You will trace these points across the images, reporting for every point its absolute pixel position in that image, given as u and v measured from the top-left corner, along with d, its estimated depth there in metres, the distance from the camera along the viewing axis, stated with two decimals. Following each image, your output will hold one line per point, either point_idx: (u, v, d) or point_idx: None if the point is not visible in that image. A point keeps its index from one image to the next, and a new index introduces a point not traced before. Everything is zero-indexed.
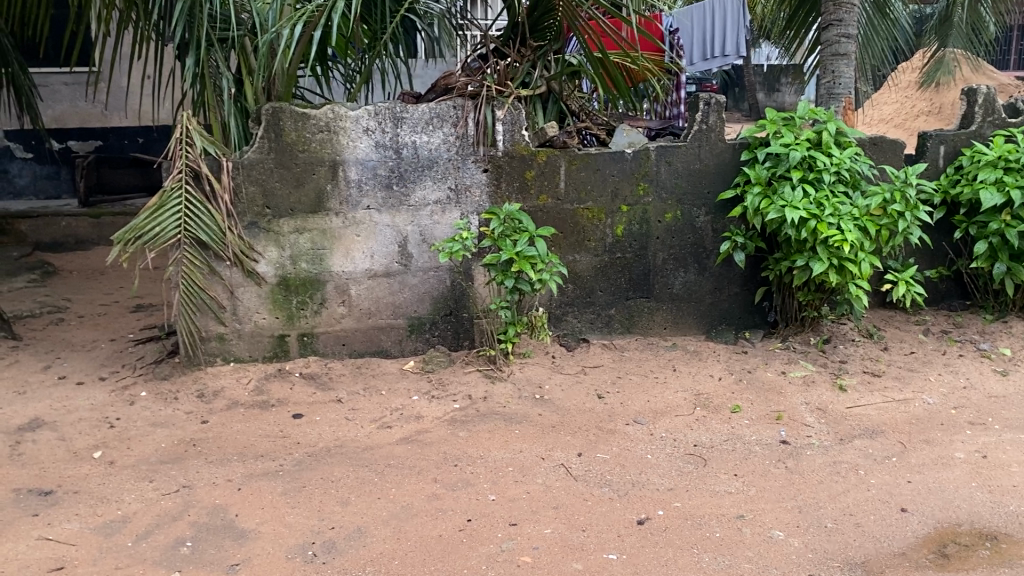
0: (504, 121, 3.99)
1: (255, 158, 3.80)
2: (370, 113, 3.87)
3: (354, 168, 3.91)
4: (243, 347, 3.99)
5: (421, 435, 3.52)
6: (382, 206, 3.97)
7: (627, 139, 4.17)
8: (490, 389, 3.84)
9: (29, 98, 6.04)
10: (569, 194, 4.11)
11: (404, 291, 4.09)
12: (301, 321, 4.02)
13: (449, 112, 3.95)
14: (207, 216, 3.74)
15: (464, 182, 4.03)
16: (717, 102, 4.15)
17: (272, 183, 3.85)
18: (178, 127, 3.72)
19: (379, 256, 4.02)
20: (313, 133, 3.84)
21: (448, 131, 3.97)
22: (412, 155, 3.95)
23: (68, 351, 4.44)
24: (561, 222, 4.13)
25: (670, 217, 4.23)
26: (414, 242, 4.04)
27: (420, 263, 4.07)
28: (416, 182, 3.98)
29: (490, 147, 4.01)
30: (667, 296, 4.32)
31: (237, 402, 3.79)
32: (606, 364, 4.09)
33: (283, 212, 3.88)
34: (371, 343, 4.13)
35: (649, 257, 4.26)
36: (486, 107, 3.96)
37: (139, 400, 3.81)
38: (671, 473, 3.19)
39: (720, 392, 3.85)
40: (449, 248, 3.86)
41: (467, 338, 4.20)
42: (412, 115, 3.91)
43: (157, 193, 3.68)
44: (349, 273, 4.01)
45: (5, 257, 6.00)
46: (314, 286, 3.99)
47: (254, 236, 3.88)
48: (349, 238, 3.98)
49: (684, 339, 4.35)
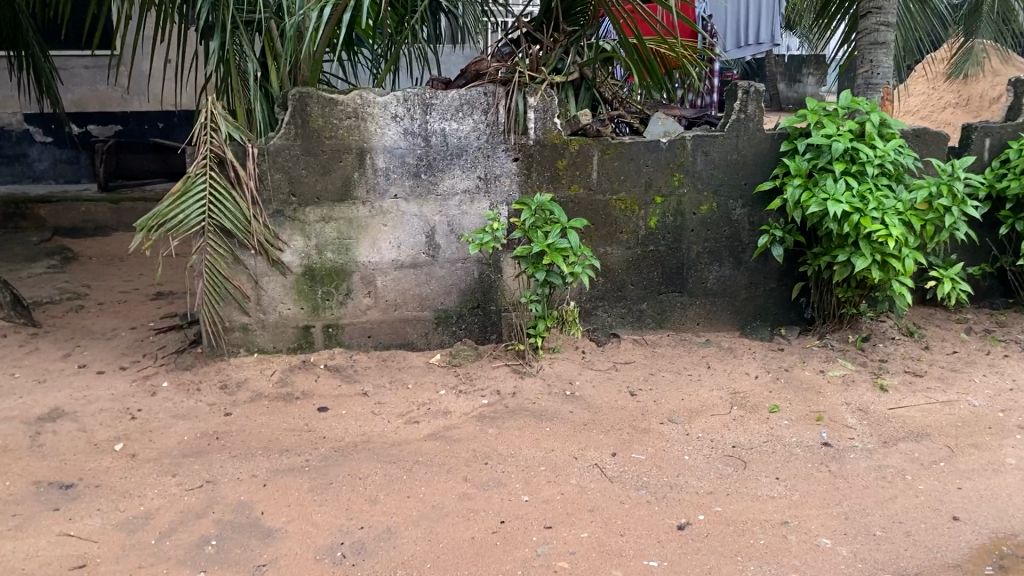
0: (536, 109, 3.86)
1: (281, 145, 3.70)
2: (399, 99, 3.76)
3: (382, 155, 3.80)
4: (266, 338, 3.91)
5: (449, 431, 3.42)
6: (409, 195, 3.86)
7: (661, 129, 4.07)
8: (520, 383, 3.73)
9: (48, 81, 5.96)
10: (603, 185, 3.99)
11: (431, 283, 3.98)
12: (326, 312, 3.92)
13: (479, 98, 3.82)
14: (232, 204, 3.64)
15: (494, 171, 3.91)
16: (756, 91, 4.01)
17: (298, 171, 3.75)
18: (203, 112, 3.61)
19: (406, 246, 3.92)
20: (340, 118, 3.73)
21: (478, 118, 3.84)
22: (441, 142, 3.84)
23: (89, 339, 4.36)
24: (593, 213, 4.02)
25: (705, 209, 4.10)
26: (442, 232, 3.93)
27: (448, 254, 3.96)
28: (444, 170, 3.87)
29: (521, 135, 3.88)
30: (701, 290, 4.20)
31: (261, 394, 3.70)
32: (638, 360, 3.98)
33: (309, 201, 3.78)
34: (397, 336, 4.03)
35: (683, 250, 4.14)
36: (518, 94, 3.83)
37: (160, 391, 3.72)
38: (709, 475, 3.09)
39: (756, 392, 3.74)
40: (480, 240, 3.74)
41: (495, 331, 4.08)
42: (441, 101, 3.79)
43: (181, 179, 3.59)
44: (375, 264, 3.91)
45: (25, 243, 5.95)
46: (340, 276, 3.89)
47: (279, 225, 3.79)
48: (376, 227, 3.87)
49: (718, 335, 4.23)
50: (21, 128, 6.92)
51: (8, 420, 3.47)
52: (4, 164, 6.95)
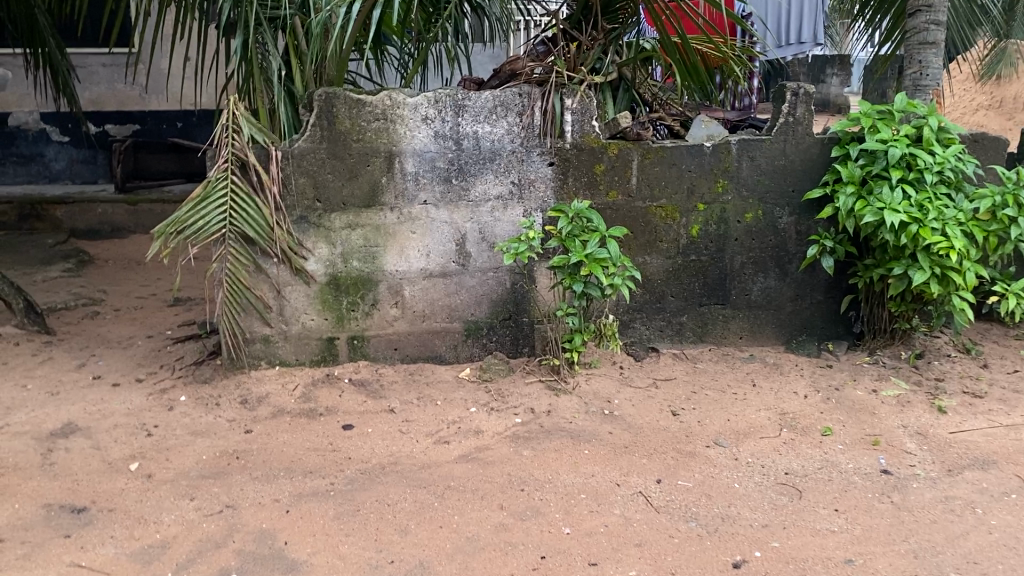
0: (572, 111, 3.66)
1: (306, 148, 3.52)
2: (429, 100, 3.57)
3: (412, 159, 3.61)
4: (289, 350, 3.72)
5: (482, 453, 3.22)
6: (440, 201, 3.67)
7: (704, 132, 3.82)
8: (555, 401, 3.53)
9: (65, 78, 5.80)
10: (643, 191, 3.79)
11: (461, 294, 3.78)
12: (352, 323, 3.73)
13: (513, 99, 3.63)
14: (254, 210, 3.47)
15: (528, 176, 3.70)
16: (805, 93, 3.79)
17: (323, 175, 3.56)
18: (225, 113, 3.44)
19: (435, 255, 3.72)
20: (368, 120, 3.54)
21: (513, 120, 3.64)
22: (473, 146, 3.64)
23: (104, 348, 4.20)
24: (632, 221, 3.81)
25: (750, 217, 3.89)
26: (474, 240, 3.73)
27: (479, 264, 3.76)
28: (476, 175, 3.67)
29: (557, 138, 3.68)
30: (744, 302, 3.99)
31: (283, 410, 3.52)
32: (679, 377, 3.77)
33: (335, 206, 3.60)
34: (425, 348, 3.83)
35: (727, 260, 3.92)
36: (554, 95, 3.63)
37: (178, 406, 3.55)
38: (763, 506, 2.88)
39: (806, 413, 3.53)
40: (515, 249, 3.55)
41: (527, 345, 3.86)
42: (474, 103, 3.60)
43: (201, 183, 3.42)
44: (402, 273, 3.71)
45: (40, 245, 5.82)
46: (366, 286, 3.70)
47: (304, 232, 3.60)
48: (404, 235, 3.68)
49: (762, 351, 4.03)
50: (38, 127, 6.78)
51: (19, 436, 3.30)
52: (20, 164, 6.82)
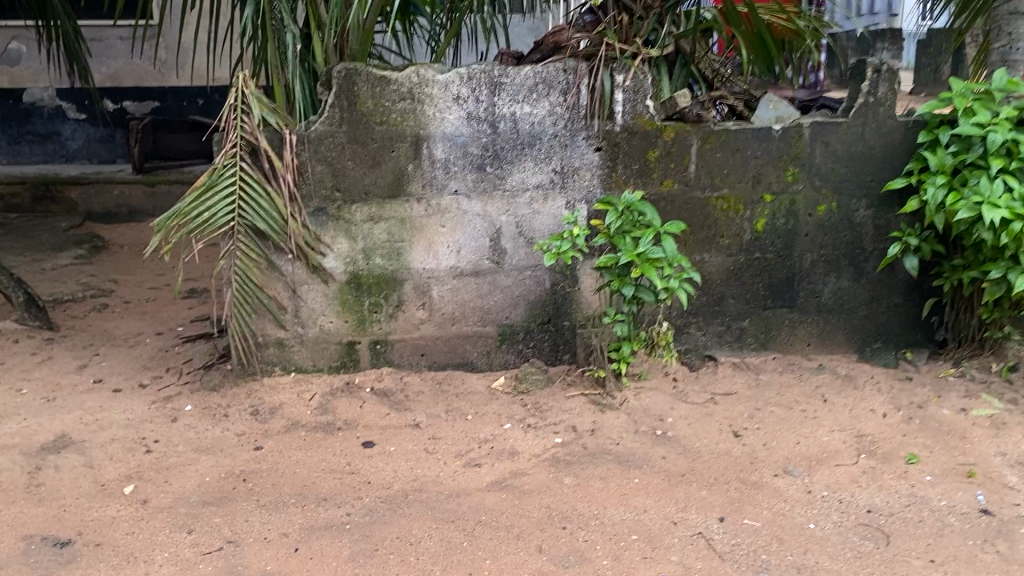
0: (624, 89, 3.23)
1: (323, 131, 3.14)
2: (462, 78, 3.16)
3: (442, 144, 3.21)
4: (305, 355, 3.36)
5: (517, 479, 2.84)
6: (472, 191, 3.28)
7: (773, 113, 3.40)
8: (599, 417, 3.14)
9: (78, 54, 5.47)
10: (703, 179, 3.37)
11: (495, 296, 3.40)
12: (374, 326, 3.37)
13: (556, 76, 3.21)
14: (267, 201, 3.09)
15: (572, 163, 3.30)
16: (889, 69, 3.32)
17: (343, 161, 3.18)
18: (234, 92, 3.06)
19: (467, 251, 3.34)
20: (393, 100, 3.15)
21: (555, 100, 3.23)
22: (510, 129, 3.23)
23: (109, 347, 3.89)
24: (688, 213, 3.40)
25: (823, 210, 3.47)
26: (510, 236, 3.34)
27: (515, 261, 3.36)
28: (514, 162, 3.27)
29: (605, 120, 3.26)
30: (814, 306, 3.58)
31: (297, 423, 3.16)
32: (740, 393, 3.37)
33: (356, 197, 3.22)
34: (454, 354, 3.45)
35: (795, 259, 3.52)
36: (603, 71, 3.20)
37: (182, 417, 3.22)
38: (844, 554, 2.46)
39: (886, 437, 3.10)
40: (559, 246, 3.14)
41: (568, 351, 3.47)
42: (512, 80, 3.19)
43: (206, 171, 3.03)
44: (430, 271, 3.34)
45: (53, 230, 5.53)
46: (390, 286, 3.33)
47: (321, 225, 3.23)
48: (433, 229, 3.30)
49: (833, 360, 3.61)
50: (53, 104, 6.49)
51: (6, 450, 2.99)
52: (36, 142, 6.55)
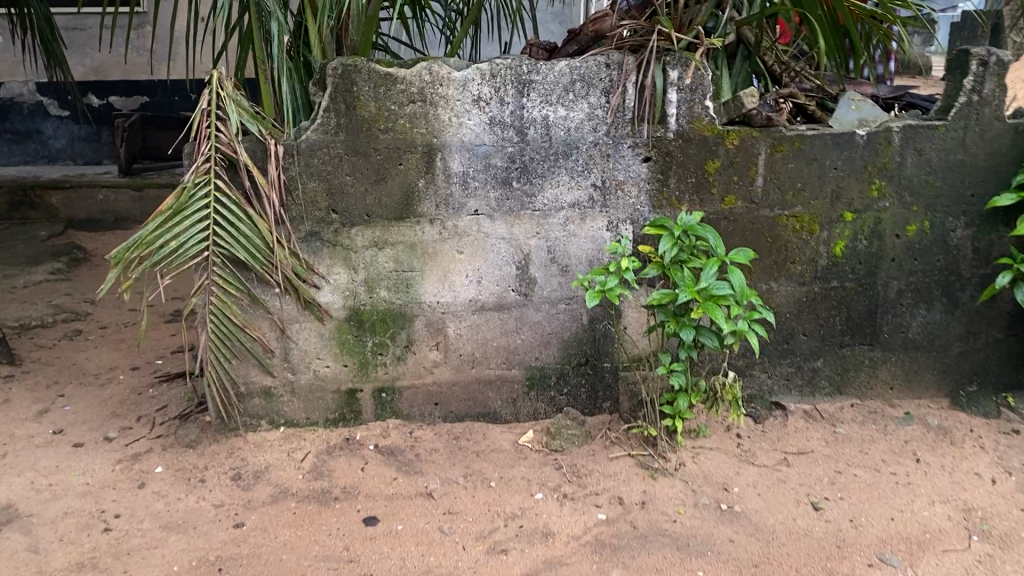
0: (679, 87, 2.68)
1: (317, 141, 2.60)
2: (484, 75, 2.61)
3: (459, 154, 2.67)
4: (297, 407, 2.82)
5: (553, 572, 2.27)
6: (496, 211, 2.73)
7: (855, 115, 2.85)
8: (650, 486, 2.60)
9: (56, 44, 4.93)
10: (772, 194, 2.82)
11: (523, 334, 2.85)
12: (378, 371, 2.83)
13: (598, 72, 2.66)
14: (249, 225, 2.55)
15: (615, 176, 2.75)
16: (997, 62, 2.74)
17: (340, 177, 2.64)
18: (206, 94, 2.52)
19: (489, 281, 2.79)
20: (400, 102, 2.60)
21: (597, 100, 2.68)
22: (541, 136, 2.69)
23: (74, 385, 3.37)
24: (754, 235, 2.85)
25: (914, 230, 2.91)
26: (540, 262, 2.79)
27: (546, 293, 2.82)
28: (545, 176, 2.72)
29: (656, 125, 2.71)
30: (899, 343, 3.03)
31: (286, 491, 2.62)
32: (816, 451, 2.82)
33: (356, 219, 2.68)
34: (474, 403, 2.90)
35: (879, 288, 2.96)
36: (655, 66, 2.64)
37: (151, 482, 2.68)
38: None
39: (1001, 513, 2.53)
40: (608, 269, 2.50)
41: (608, 398, 2.93)
42: (544, 77, 2.64)
43: (173, 192, 2.49)
44: (445, 306, 2.80)
45: (30, 240, 5.02)
46: (397, 323, 2.79)
47: (315, 252, 2.70)
48: (448, 255, 2.75)
49: (920, 406, 3.06)
50: (33, 100, 5.99)
51: None
52: (15, 141, 6.05)
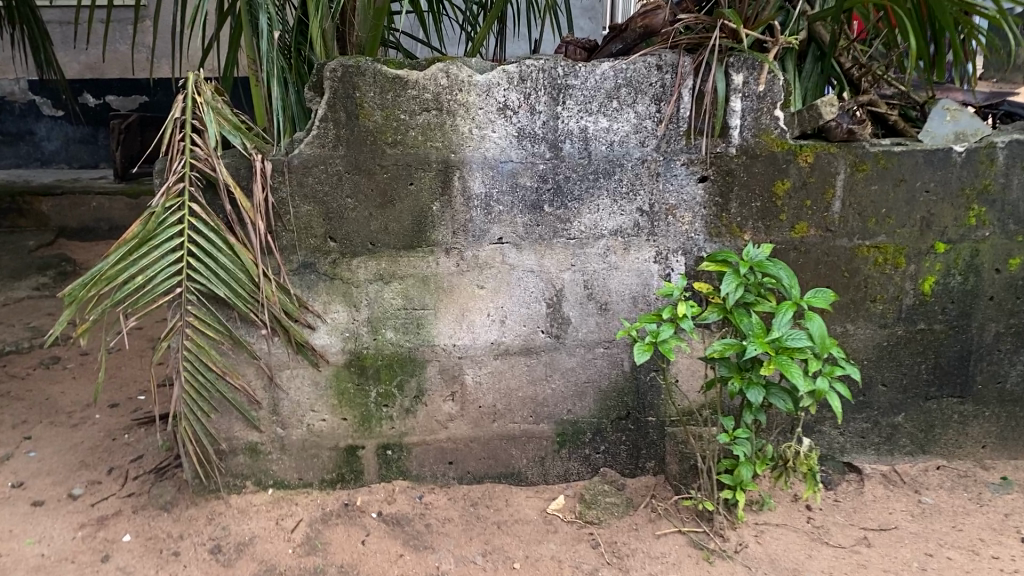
0: (744, 94, 2.25)
1: (312, 156, 2.18)
2: (511, 78, 2.19)
3: (481, 172, 2.25)
4: (288, 466, 2.41)
5: None
6: (524, 239, 2.31)
7: (950, 128, 2.38)
8: (706, 572, 2.13)
9: (44, 37, 4.54)
10: (851, 220, 2.38)
11: (553, 384, 2.43)
12: (383, 426, 2.41)
13: (647, 76, 2.23)
14: (230, 257, 2.15)
15: (666, 200, 2.32)
16: None
17: (340, 199, 2.22)
18: (181, 101, 2.10)
19: (515, 321, 2.37)
20: (411, 111, 2.18)
21: (646, 109, 2.25)
22: (578, 151, 2.26)
23: (43, 425, 2.97)
24: (829, 269, 2.41)
25: (1017, 265, 2.46)
26: (575, 299, 2.37)
27: (581, 334, 2.39)
28: (583, 198, 2.30)
29: (715, 139, 2.28)
30: (994, 396, 2.58)
31: (273, 568, 2.16)
32: (902, 528, 2.36)
33: (357, 247, 2.26)
34: (495, 462, 2.48)
35: (973, 332, 2.52)
36: (717, 68, 2.21)
37: (116, 555, 2.21)
38: None
39: None
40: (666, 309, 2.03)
41: (652, 458, 2.50)
42: (583, 82, 2.21)
43: (139, 218, 2.08)
44: (463, 350, 2.37)
45: (16, 251, 4.65)
46: (406, 370, 2.37)
47: (310, 286, 2.28)
48: (467, 291, 2.33)
49: (1018, 470, 2.61)
50: (26, 99, 5.62)
51: None
52: (7, 143, 5.68)
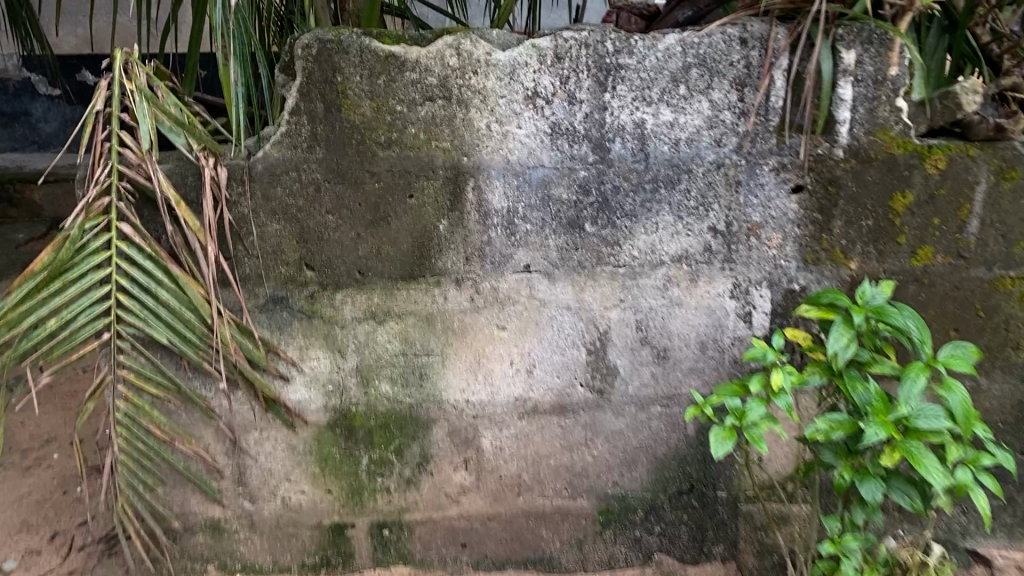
0: (857, 77, 1.69)
1: (281, 160, 1.66)
2: (544, 57, 1.65)
3: (503, 181, 1.71)
4: (258, 548, 1.88)
5: None
6: (558, 267, 1.78)
7: None
8: None
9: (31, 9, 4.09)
10: (993, 244, 1.79)
11: (596, 450, 1.89)
12: (377, 499, 1.88)
13: (725, 53, 1.67)
14: (174, 294, 1.64)
15: (746, 217, 1.77)
16: None
17: (318, 215, 1.70)
18: (106, 88, 1.58)
19: (545, 371, 1.83)
20: (411, 101, 1.65)
21: (723, 97, 1.69)
22: (631, 153, 1.71)
23: None
24: (960, 307, 1.83)
25: None
26: (624, 344, 1.82)
27: (631, 389, 1.85)
28: (636, 215, 1.75)
29: (814, 137, 1.72)
30: None
31: None
32: None
33: (342, 277, 1.75)
34: (523, 545, 1.93)
35: None
36: (823, 41, 1.65)
37: None
38: None
39: None
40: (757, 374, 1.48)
41: (721, 543, 1.95)
42: (640, 61, 1.66)
43: (54, 243, 1.57)
44: (479, 409, 1.84)
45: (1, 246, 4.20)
46: (406, 431, 1.84)
47: (282, 326, 1.77)
48: (485, 333, 1.81)
49: None
50: None
51: None
52: None
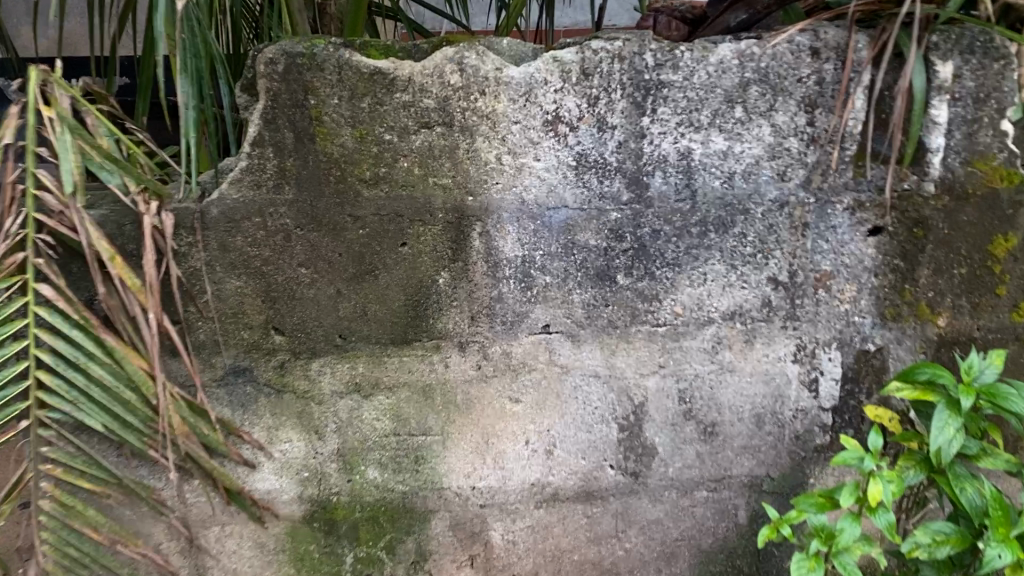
0: (954, 95, 1.37)
1: (241, 203, 1.34)
2: (568, 73, 1.33)
3: (517, 226, 1.39)
4: None
5: None
6: (584, 326, 1.46)
7: None
8: None
9: None
10: None
11: (629, 544, 1.56)
12: None
13: (793, 66, 1.35)
14: (108, 369, 1.30)
15: (814, 265, 1.44)
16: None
17: (287, 269, 1.38)
18: (16, 116, 1.25)
19: (568, 451, 1.51)
20: (403, 127, 1.33)
21: (788, 120, 1.37)
22: (675, 189, 1.39)
23: None
24: None
25: None
26: (665, 418, 1.50)
27: (672, 472, 1.53)
28: (679, 263, 1.43)
29: (899, 168, 1.40)
30: None
31: None
32: None
33: (319, 343, 1.44)
34: None
35: None
36: (915, 50, 1.32)
37: None
38: None
39: None
40: (847, 484, 1.16)
41: None
42: (687, 77, 1.34)
43: None
44: (487, 497, 1.51)
45: None
46: (398, 525, 1.51)
47: (246, 403, 1.44)
48: (494, 407, 1.48)
49: None
50: None
51: None
52: None
